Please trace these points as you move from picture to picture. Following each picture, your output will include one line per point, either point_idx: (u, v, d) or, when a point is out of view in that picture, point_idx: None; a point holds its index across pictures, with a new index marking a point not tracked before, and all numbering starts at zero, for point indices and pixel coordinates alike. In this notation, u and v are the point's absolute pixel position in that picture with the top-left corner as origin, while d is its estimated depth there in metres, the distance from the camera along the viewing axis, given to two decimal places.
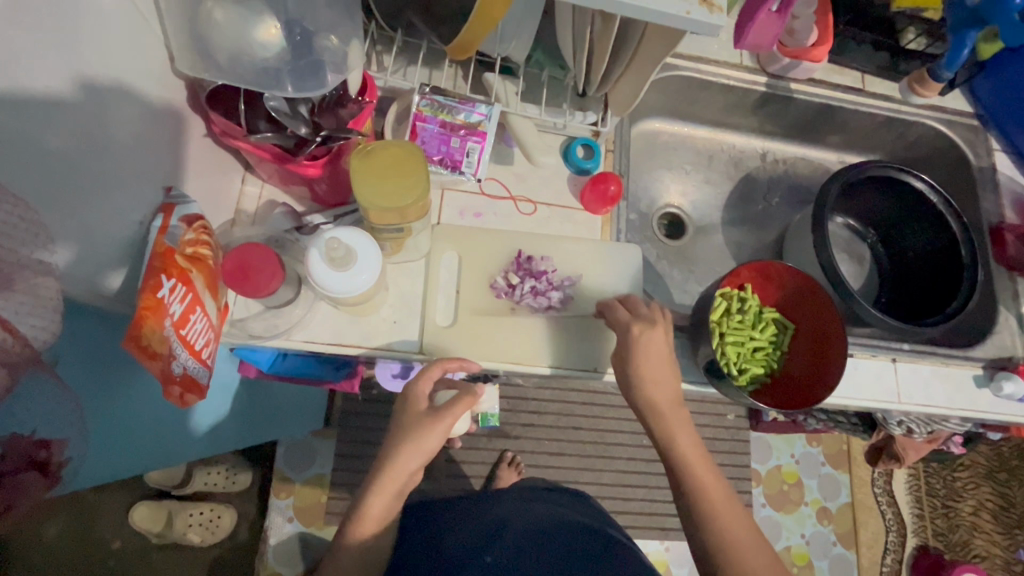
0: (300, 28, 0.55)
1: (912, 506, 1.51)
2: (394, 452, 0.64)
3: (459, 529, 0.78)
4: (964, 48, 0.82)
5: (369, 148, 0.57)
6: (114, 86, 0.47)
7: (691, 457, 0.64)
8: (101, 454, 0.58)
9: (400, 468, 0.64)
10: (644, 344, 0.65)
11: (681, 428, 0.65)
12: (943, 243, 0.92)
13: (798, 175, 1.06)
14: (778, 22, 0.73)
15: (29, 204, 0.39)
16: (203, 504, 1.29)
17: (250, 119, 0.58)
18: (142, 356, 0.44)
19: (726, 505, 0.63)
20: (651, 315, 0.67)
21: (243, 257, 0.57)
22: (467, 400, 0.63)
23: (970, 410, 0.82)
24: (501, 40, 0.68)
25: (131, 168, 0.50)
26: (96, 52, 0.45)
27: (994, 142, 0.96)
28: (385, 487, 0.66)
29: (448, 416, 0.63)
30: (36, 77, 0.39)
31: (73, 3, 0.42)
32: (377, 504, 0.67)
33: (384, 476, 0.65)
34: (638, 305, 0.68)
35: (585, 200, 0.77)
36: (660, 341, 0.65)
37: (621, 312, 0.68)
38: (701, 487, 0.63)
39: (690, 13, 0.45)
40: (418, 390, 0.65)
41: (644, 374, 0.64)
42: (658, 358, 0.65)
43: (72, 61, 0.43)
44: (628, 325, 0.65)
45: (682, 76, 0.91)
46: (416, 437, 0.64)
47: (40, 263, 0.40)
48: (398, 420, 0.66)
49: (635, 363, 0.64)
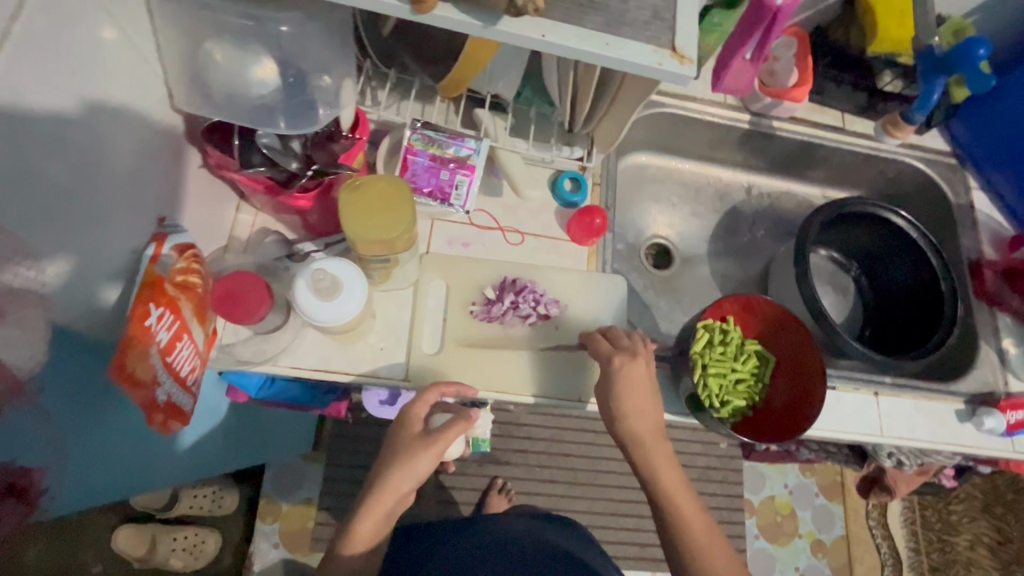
0: (295, 69, 0.57)
1: (908, 540, 1.50)
2: (387, 474, 0.64)
3: (442, 553, 0.78)
4: (935, 94, 0.86)
5: (358, 183, 0.59)
6: (115, 107, 0.50)
7: (687, 513, 0.64)
8: (83, 478, 0.57)
9: (393, 490, 0.64)
10: (637, 401, 0.65)
11: (675, 482, 0.65)
12: (923, 280, 0.94)
13: (783, 208, 1.09)
14: (752, 69, 0.78)
15: (27, 215, 0.41)
16: (187, 528, 1.27)
17: (244, 153, 0.61)
18: (126, 384, 0.45)
19: (720, 560, 0.63)
20: (632, 347, 0.68)
21: (232, 284, 0.59)
22: (461, 425, 0.64)
23: (954, 444, 0.83)
24: (490, 79, 0.71)
25: (126, 199, 0.52)
26: (99, 78, 0.48)
27: (973, 179, 0.98)
28: (372, 512, 0.65)
29: (439, 442, 0.64)
30: (41, 98, 0.42)
31: (83, 23, 0.46)
32: (367, 527, 0.66)
33: (373, 496, 0.65)
34: (620, 336, 0.69)
35: (572, 232, 0.80)
36: (641, 374, 0.66)
37: (604, 343, 0.68)
38: (695, 546, 0.63)
39: (661, 65, 0.47)
40: (414, 413, 0.66)
41: (633, 407, 0.65)
42: (644, 408, 0.65)
43: (81, 88, 0.46)
44: (609, 355, 0.66)
45: (668, 113, 0.95)
46: (407, 458, 0.64)
47: (25, 279, 0.41)
48: (393, 438, 0.66)
49: (622, 411, 0.65)
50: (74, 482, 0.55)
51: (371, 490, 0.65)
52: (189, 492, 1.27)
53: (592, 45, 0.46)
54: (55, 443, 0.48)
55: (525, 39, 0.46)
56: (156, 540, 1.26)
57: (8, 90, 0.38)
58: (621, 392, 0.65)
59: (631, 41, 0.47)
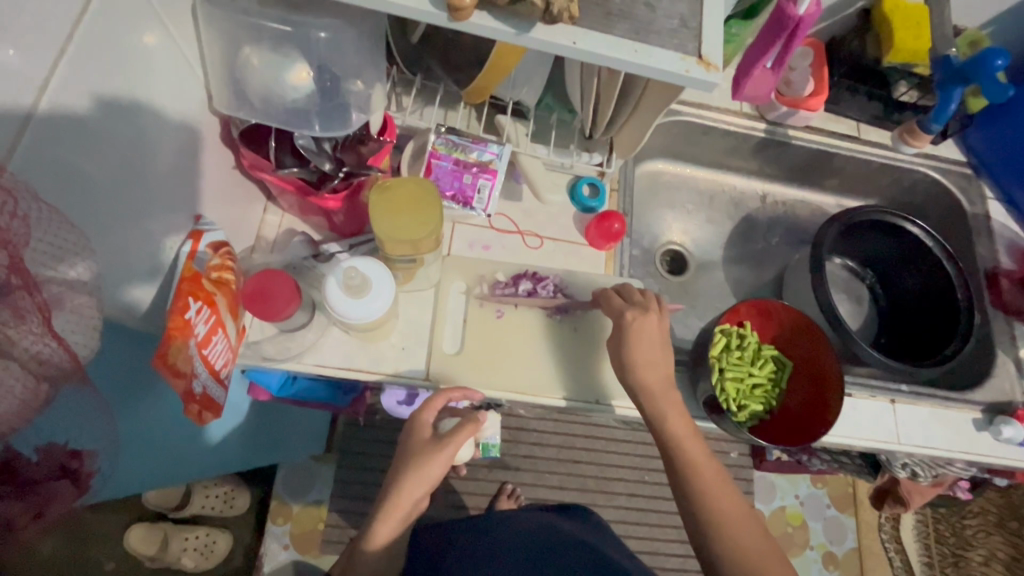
0: (329, 74, 0.59)
1: (921, 553, 1.48)
2: (400, 478, 0.65)
3: (457, 548, 0.79)
4: (952, 102, 0.87)
5: (385, 185, 0.61)
6: (127, 100, 0.48)
7: (708, 478, 0.63)
8: (126, 456, 0.60)
9: (408, 495, 0.65)
10: (648, 352, 0.67)
11: (695, 446, 0.65)
12: (939, 287, 0.95)
13: (797, 217, 1.10)
14: (772, 77, 0.81)
15: (58, 211, 0.41)
16: (199, 528, 1.28)
17: (278, 154, 0.63)
18: (168, 374, 0.46)
19: (743, 529, 0.61)
20: (644, 301, 0.70)
21: (262, 283, 0.60)
22: (470, 426, 0.66)
23: (971, 453, 0.83)
24: (514, 86, 0.73)
25: (165, 197, 0.54)
26: (121, 74, 0.47)
27: (988, 190, 0.99)
28: (391, 515, 0.66)
29: (449, 445, 0.65)
30: (70, 100, 0.41)
31: (114, 23, 0.46)
32: (386, 531, 0.67)
33: (388, 500, 0.66)
34: (632, 293, 0.71)
35: (590, 236, 0.81)
36: (652, 327, 0.68)
37: (617, 300, 0.70)
38: (716, 511, 0.62)
39: (688, 72, 0.49)
40: (421, 420, 0.67)
41: (645, 381, 0.66)
42: (659, 373, 0.67)
43: (91, 81, 0.43)
44: (622, 311, 0.69)
45: (685, 121, 0.96)
46: (421, 461, 0.65)
47: (58, 278, 0.41)
48: (404, 446, 0.68)
49: (638, 375, 0.66)
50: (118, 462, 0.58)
51: (387, 496, 0.66)
52: (202, 492, 1.28)
53: (621, 52, 0.48)
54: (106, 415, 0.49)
55: (556, 46, 0.48)
56: (168, 538, 1.27)
57: (63, 92, 0.41)
58: (639, 357, 0.66)
59: (659, 49, 0.49)
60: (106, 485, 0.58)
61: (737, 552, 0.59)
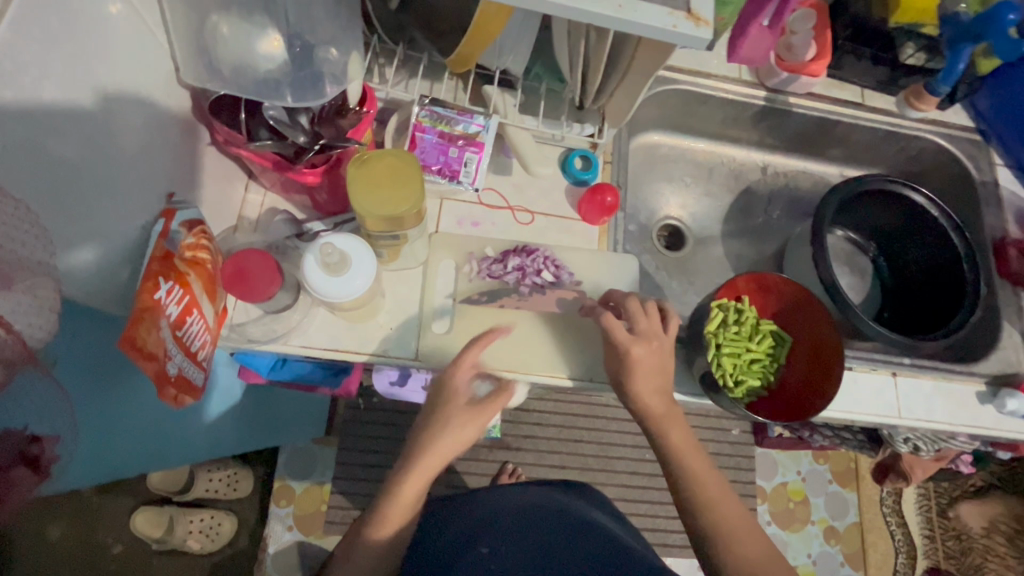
0: (301, 41, 0.56)
1: (922, 526, 1.47)
2: (439, 435, 0.63)
3: (458, 517, 0.78)
4: (959, 63, 0.84)
5: (365, 157, 0.58)
6: (78, 67, 0.45)
7: (716, 495, 0.63)
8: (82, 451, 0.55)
9: (440, 456, 0.64)
10: (646, 378, 0.62)
11: (685, 445, 0.64)
12: (945, 258, 0.92)
13: (799, 188, 1.07)
14: (770, 37, 0.79)
15: (16, 187, 0.39)
16: (204, 511, 1.28)
17: (251, 127, 0.60)
18: (138, 357, 0.45)
19: (752, 541, 0.61)
20: (649, 331, 0.63)
21: (241, 262, 0.58)
22: (505, 395, 0.66)
23: (973, 427, 0.81)
24: (500, 53, 0.70)
25: (135, 173, 0.52)
26: (71, 42, 0.44)
27: (997, 156, 0.96)
28: (423, 469, 0.64)
29: (489, 409, 0.65)
30: (25, 70, 0.39)
31: None
32: (413, 488, 0.64)
33: (407, 474, 0.64)
34: (637, 316, 0.64)
35: (583, 211, 0.78)
36: (653, 354, 0.62)
37: (620, 330, 0.62)
38: (718, 523, 0.61)
39: (675, 27, 0.45)
40: (456, 377, 0.65)
41: (642, 392, 0.62)
42: (658, 380, 0.63)
43: (38, 48, 0.41)
44: (626, 345, 0.62)
45: (681, 90, 0.92)
46: (440, 415, 0.64)
47: (8, 256, 0.39)
48: (435, 404, 0.65)
49: (633, 380, 0.62)
50: (77, 455, 0.54)
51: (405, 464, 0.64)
52: (206, 474, 1.29)
53: (604, 7, 0.45)
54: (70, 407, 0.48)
55: (533, 2, 0.45)
56: (174, 521, 1.26)
57: (11, 62, 0.38)
58: (641, 384, 0.62)
59: (645, 3, 0.46)
60: (64, 481, 0.54)
61: (725, 546, 0.60)
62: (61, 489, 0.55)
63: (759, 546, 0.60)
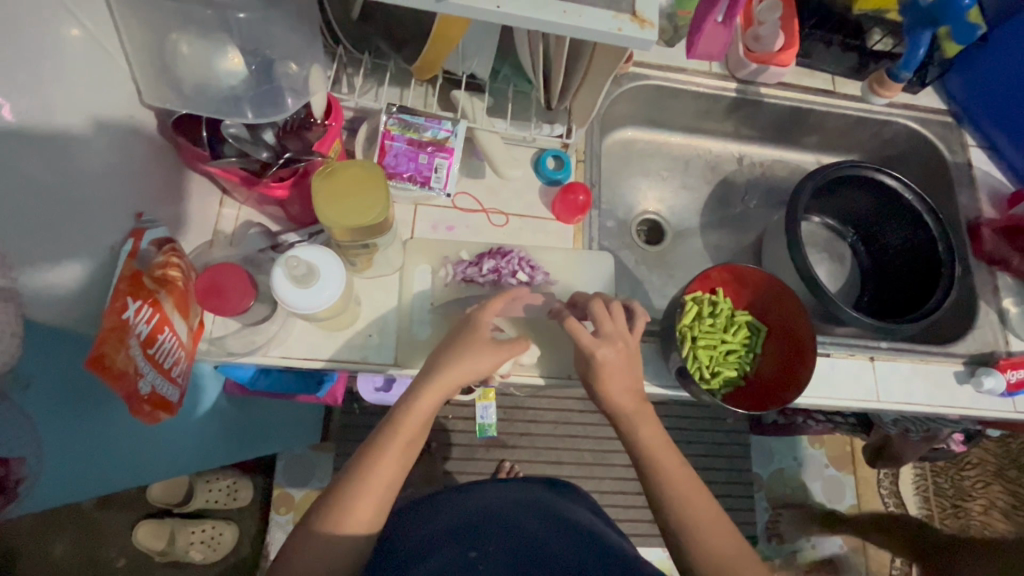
0: (261, 57, 0.57)
1: (920, 506, 1.48)
2: (455, 358, 0.62)
3: (434, 524, 0.70)
4: (920, 48, 0.84)
5: (331, 169, 0.59)
6: (38, 91, 0.45)
7: (686, 489, 0.60)
8: (48, 473, 0.54)
9: (440, 387, 0.61)
10: (618, 379, 0.63)
11: (660, 445, 0.63)
12: (921, 240, 0.92)
13: (776, 177, 1.07)
14: (726, 31, 0.81)
15: None
16: (204, 521, 1.29)
17: (215, 145, 0.61)
18: (107, 377, 0.46)
19: (719, 539, 0.58)
20: (615, 332, 0.63)
21: (214, 277, 0.59)
22: (524, 344, 0.64)
23: (953, 407, 0.82)
24: (463, 58, 0.71)
25: (102, 194, 0.53)
26: (31, 67, 0.45)
27: (970, 138, 0.96)
28: (437, 391, 0.61)
29: (510, 348, 0.63)
30: None
31: (21, 16, 0.44)
32: (428, 406, 0.61)
33: (401, 417, 0.60)
34: (602, 318, 0.64)
35: (556, 211, 0.79)
36: (620, 355, 0.63)
37: (585, 334, 0.62)
38: (694, 527, 0.58)
39: (621, 30, 0.46)
40: (481, 320, 0.65)
41: (611, 390, 0.63)
42: (629, 379, 0.64)
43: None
44: (591, 347, 0.62)
45: (652, 85, 0.93)
46: (452, 354, 0.62)
47: None
48: (456, 336, 0.64)
49: (603, 378, 0.63)
50: (41, 477, 0.53)
51: (400, 407, 0.61)
52: (205, 485, 1.30)
53: (550, 14, 0.46)
54: (21, 422, 0.48)
55: (480, 11, 0.46)
56: (176, 534, 1.28)
57: None
58: (609, 385, 0.63)
59: (589, 8, 0.47)
60: (25, 504, 0.53)
61: (700, 549, 0.58)
62: (24, 511, 0.54)
63: (734, 548, 0.58)
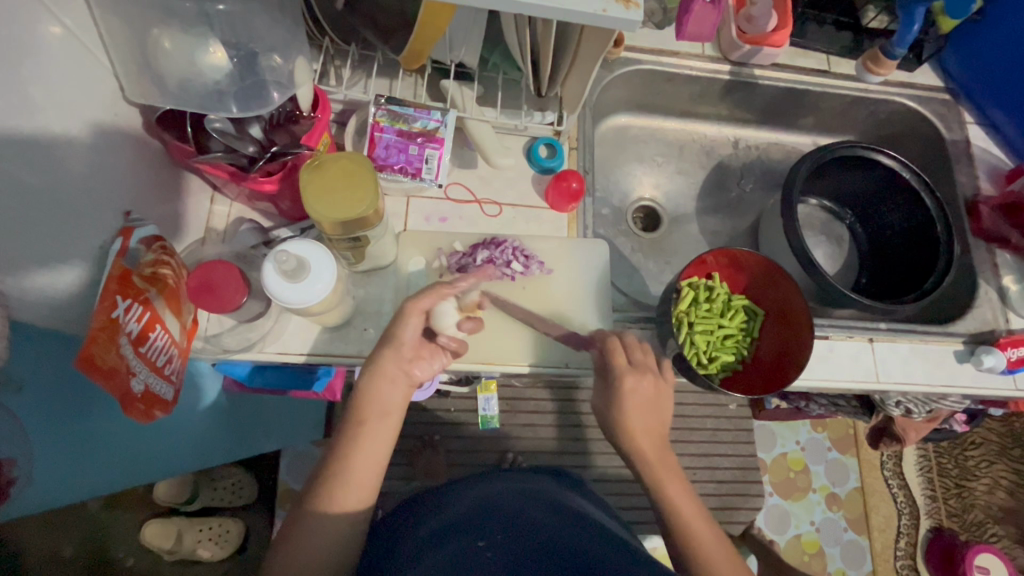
0: (244, 51, 0.56)
1: (923, 487, 1.48)
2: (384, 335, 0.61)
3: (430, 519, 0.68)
4: (914, 24, 0.84)
5: (318, 162, 0.58)
6: (22, 93, 0.45)
7: (699, 527, 0.61)
8: (40, 475, 0.54)
9: (383, 373, 0.60)
10: (643, 414, 0.64)
11: (677, 484, 0.63)
12: (919, 219, 0.91)
13: (772, 160, 1.06)
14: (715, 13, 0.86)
15: None
16: (212, 519, 1.31)
17: (201, 140, 0.60)
18: (99, 375, 0.46)
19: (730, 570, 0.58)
20: (645, 364, 0.65)
21: (207, 275, 0.58)
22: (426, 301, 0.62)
23: (953, 386, 0.81)
24: (451, 47, 0.70)
25: (88, 195, 0.52)
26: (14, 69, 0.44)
27: (968, 114, 0.95)
28: (385, 374, 0.60)
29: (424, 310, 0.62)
30: None
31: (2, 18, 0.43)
32: (382, 392, 0.60)
33: (357, 405, 0.60)
34: (633, 349, 0.66)
35: (550, 199, 0.79)
36: (648, 388, 0.64)
37: (620, 358, 0.65)
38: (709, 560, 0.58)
39: (606, 11, 0.46)
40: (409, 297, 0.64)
41: (632, 426, 0.63)
42: (649, 413, 0.64)
43: None
44: (622, 373, 0.64)
45: (646, 70, 0.92)
46: (392, 327, 0.62)
47: None
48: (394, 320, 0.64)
49: (627, 411, 0.63)
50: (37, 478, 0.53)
51: (354, 395, 0.60)
52: (209, 484, 1.31)
53: None
54: (13, 424, 0.48)
55: None
56: (183, 532, 1.29)
57: None
58: (632, 420, 0.63)
59: None
60: (18, 507, 0.53)
61: None
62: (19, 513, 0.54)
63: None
